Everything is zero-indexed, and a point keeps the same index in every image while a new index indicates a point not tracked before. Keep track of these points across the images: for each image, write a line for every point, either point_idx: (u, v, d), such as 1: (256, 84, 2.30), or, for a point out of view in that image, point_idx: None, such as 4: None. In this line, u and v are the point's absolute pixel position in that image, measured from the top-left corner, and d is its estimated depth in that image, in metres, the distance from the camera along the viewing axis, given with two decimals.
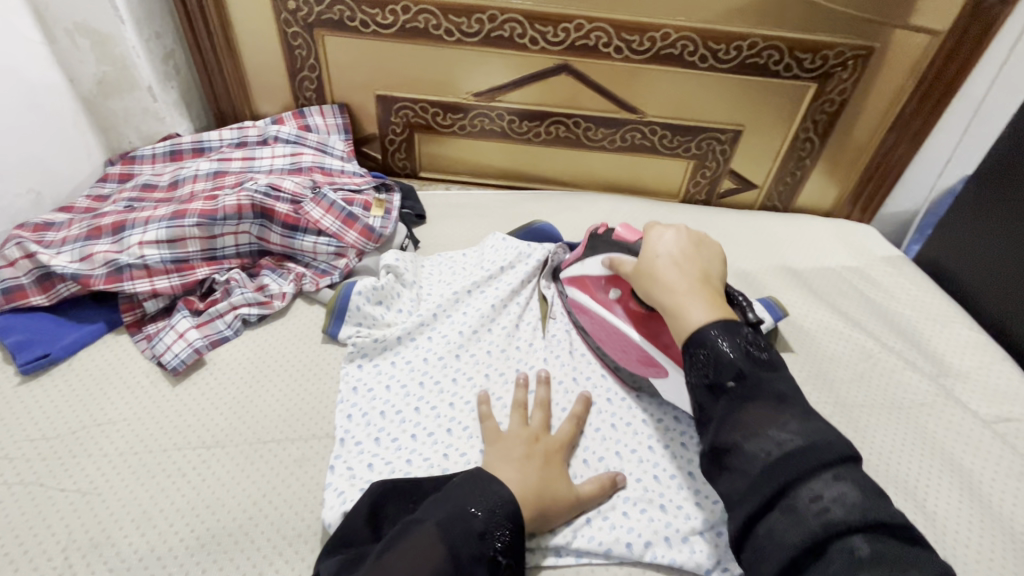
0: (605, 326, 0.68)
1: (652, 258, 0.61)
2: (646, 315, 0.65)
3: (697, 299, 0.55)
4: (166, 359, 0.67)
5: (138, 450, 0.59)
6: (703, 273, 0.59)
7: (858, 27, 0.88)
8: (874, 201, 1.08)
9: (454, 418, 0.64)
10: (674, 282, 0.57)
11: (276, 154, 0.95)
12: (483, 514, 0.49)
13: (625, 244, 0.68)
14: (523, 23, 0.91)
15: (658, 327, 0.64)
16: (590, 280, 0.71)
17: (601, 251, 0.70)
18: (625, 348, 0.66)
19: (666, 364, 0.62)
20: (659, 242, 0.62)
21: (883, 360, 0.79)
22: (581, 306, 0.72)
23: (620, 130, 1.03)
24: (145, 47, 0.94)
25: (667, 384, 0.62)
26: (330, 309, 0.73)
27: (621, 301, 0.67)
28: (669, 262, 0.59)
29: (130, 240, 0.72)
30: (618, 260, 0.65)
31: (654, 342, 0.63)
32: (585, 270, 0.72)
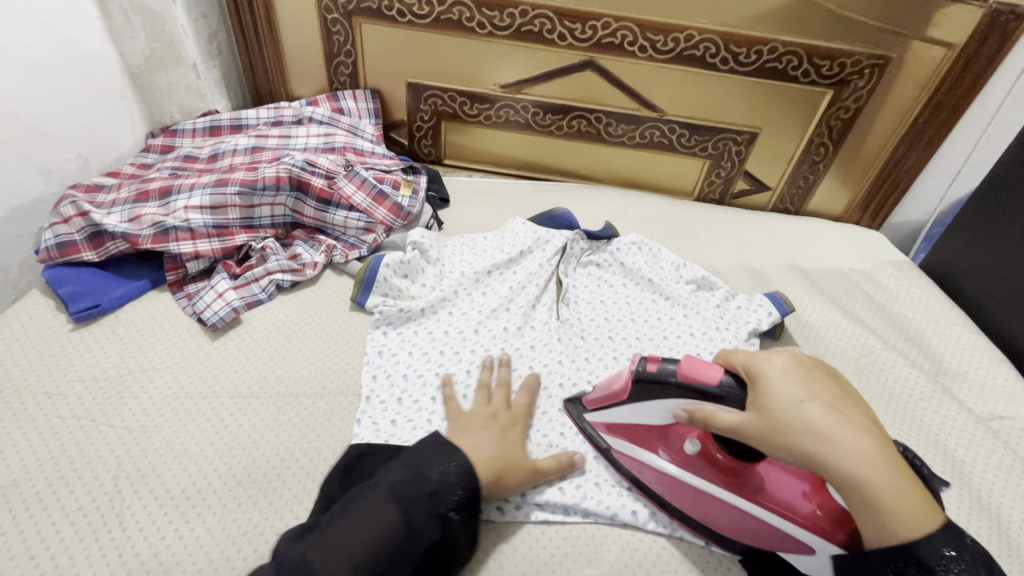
0: (688, 490, 0.57)
1: (800, 412, 0.47)
2: (734, 470, 0.56)
3: (899, 483, 0.44)
4: (206, 316, 0.71)
5: (179, 395, 0.63)
6: (868, 423, 0.48)
7: (876, 37, 0.91)
8: (884, 208, 1.11)
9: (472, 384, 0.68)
10: (862, 464, 0.44)
11: (310, 134, 0.99)
12: (437, 477, 0.52)
13: (700, 385, 0.52)
14: (552, 19, 0.95)
15: (745, 477, 0.56)
16: (645, 429, 0.60)
17: (653, 392, 0.56)
18: (719, 512, 0.56)
19: (792, 532, 0.52)
20: (784, 390, 0.49)
21: (884, 357, 0.82)
22: (638, 463, 0.60)
23: (640, 127, 1.07)
24: (192, 26, 0.99)
25: (806, 557, 0.52)
26: (358, 280, 0.77)
27: (699, 454, 0.57)
28: (826, 416, 0.47)
29: (176, 204, 0.77)
30: (707, 411, 0.52)
31: (760, 502, 0.54)
32: (635, 419, 0.60)
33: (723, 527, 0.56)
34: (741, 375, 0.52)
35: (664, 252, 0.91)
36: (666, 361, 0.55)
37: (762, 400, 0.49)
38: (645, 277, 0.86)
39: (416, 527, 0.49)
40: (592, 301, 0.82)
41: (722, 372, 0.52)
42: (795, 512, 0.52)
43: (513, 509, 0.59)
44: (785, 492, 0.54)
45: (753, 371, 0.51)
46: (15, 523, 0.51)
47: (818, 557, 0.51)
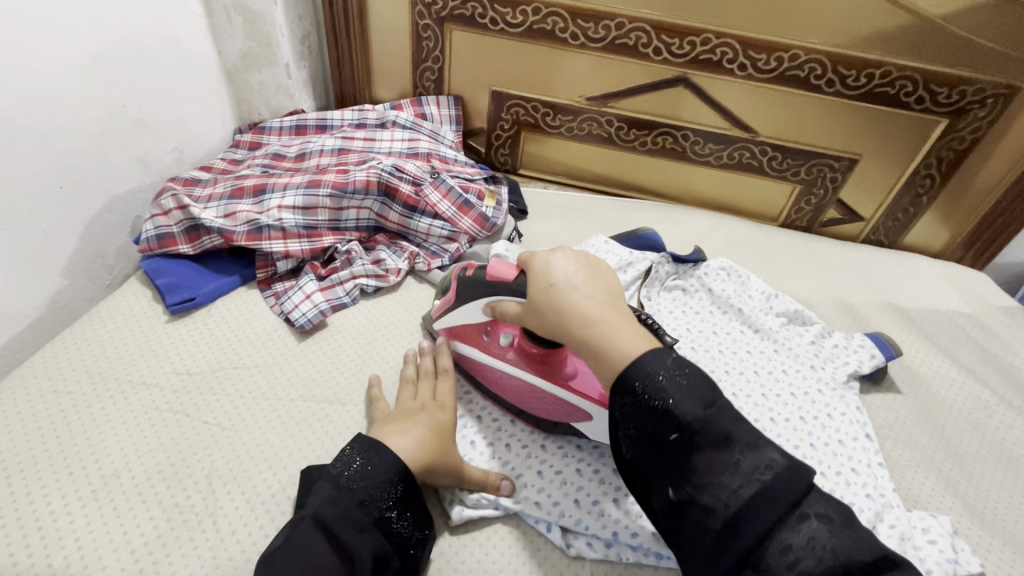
0: (506, 377, 0.65)
1: (549, 290, 0.55)
2: (541, 358, 0.62)
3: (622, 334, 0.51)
4: (294, 317, 0.71)
5: (269, 396, 0.63)
6: (613, 299, 0.54)
7: (1003, 65, 0.84)
8: (992, 246, 1.03)
9: None
10: (587, 311, 0.52)
11: (394, 138, 0.99)
12: (357, 480, 0.49)
13: (499, 281, 0.60)
14: (649, 33, 0.92)
15: (551, 364, 0.62)
16: (473, 329, 0.67)
17: (473, 295, 0.64)
18: (522, 390, 0.64)
19: (578, 405, 0.59)
20: (557, 269, 0.56)
21: (1000, 414, 0.75)
22: (471, 360, 0.68)
23: (729, 148, 1.02)
24: (289, 27, 1.01)
25: (589, 424, 0.60)
26: (442, 289, 0.76)
27: (513, 346, 0.64)
28: (568, 287, 0.54)
29: (270, 203, 0.78)
30: (501, 301, 0.60)
31: (557, 382, 0.61)
32: (464, 317, 0.67)
33: (530, 405, 0.64)
34: (524, 270, 0.59)
35: (754, 280, 0.85)
36: (482, 270, 0.63)
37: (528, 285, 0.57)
38: (734, 306, 0.81)
39: (352, 540, 0.46)
40: (678, 329, 0.78)
41: (516, 271, 0.59)
42: (583, 391, 0.59)
43: (602, 547, 0.55)
44: (580, 375, 0.61)
45: (529, 262, 0.58)
46: (115, 515, 0.52)
47: (593, 421, 0.59)
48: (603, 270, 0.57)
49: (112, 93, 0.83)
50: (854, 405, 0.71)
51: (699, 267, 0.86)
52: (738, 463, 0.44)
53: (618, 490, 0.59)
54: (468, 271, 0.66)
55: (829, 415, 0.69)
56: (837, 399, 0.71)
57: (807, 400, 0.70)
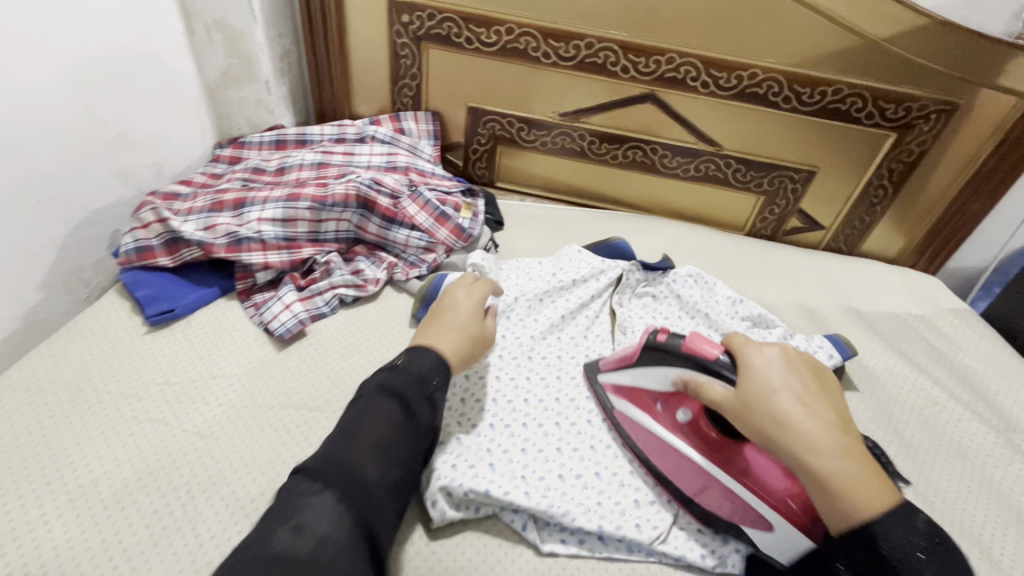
0: (671, 454, 0.62)
1: (773, 395, 0.52)
2: (721, 445, 0.60)
3: (841, 462, 0.49)
4: (274, 327, 0.73)
5: (248, 404, 0.64)
6: (837, 420, 0.52)
7: (944, 83, 0.90)
8: (943, 252, 1.09)
9: (529, 413, 0.69)
10: (812, 431, 0.50)
11: (373, 152, 1.02)
12: (408, 365, 0.58)
13: (697, 358, 0.57)
14: (617, 52, 0.96)
15: (731, 455, 0.59)
16: (647, 396, 0.65)
17: (659, 364, 0.61)
18: (688, 474, 0.60)
19: (765, 512, 0.55)
20: (769, 368, 0.54)
21: (950, 410, 0.79)
22: (635, 425, 0.65)
23: (695, 160, 1.07)
24: (269, 44, 1.03)
25: (767, 534, 0.56)
26: (420, 296, 0.78)
27: (689, 424, 0.62)
28: (795, 402, 0.52)
29: (250, 216, 0.80)
30: (698, 381, 0.57)
31: (732, 475, 0.58)
32: (638, 382, 0.65)
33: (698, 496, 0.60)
34: (734, 356, 0.56)
35: (720, 286, 0.89)
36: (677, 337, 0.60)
37: (745, 378, 0.54)
38: (701, 311, 0.85)
39: (413, 406, 0.56)
40: None
41: (722, 351, 0.57)
42: (770, 492, 0.56)
43: (577, 544, 0.59)
44: (761, 473, 0.57)
45: (740, 351, 0.56)
46: (94, 523, 0.52)
47: (776, 534, 0.55)
48: (820, 381, 0.56)
49: (93, 109, 0.84)
50: None
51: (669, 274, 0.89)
52: None
53: (600, 493, 0.62)
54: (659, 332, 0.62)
55: None
56: None
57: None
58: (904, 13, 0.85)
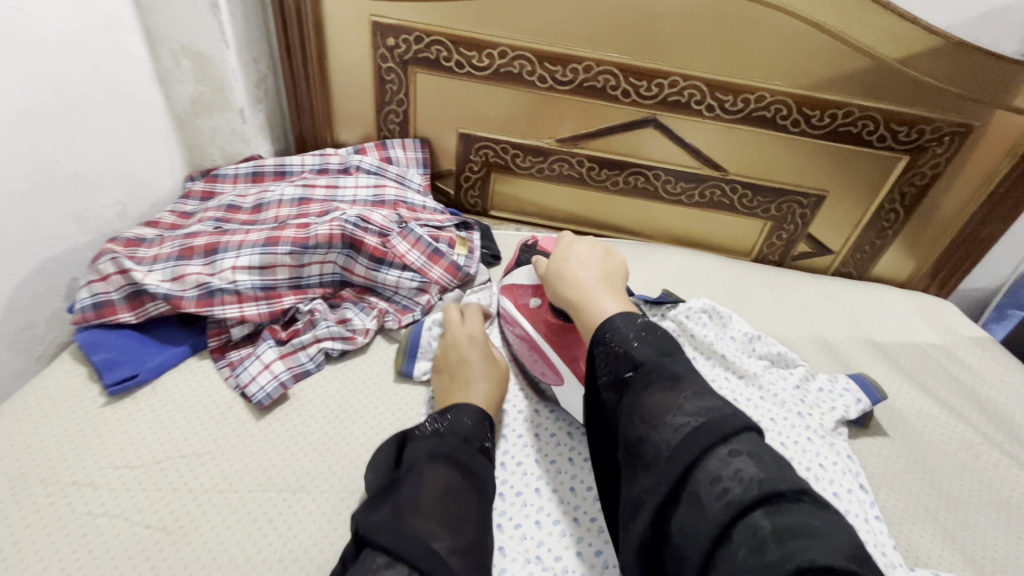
0: (521, 333, 0.73)
1: (564, 265, 0.68)
2: (562, 330, 0.70)
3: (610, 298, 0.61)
4: (251, 391, 0.65)
5: (225, 490, 0.57)
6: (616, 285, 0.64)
7: (958, 104, 0.87)
8: (956, 275, 1.05)
9: (541, 476, 0.63)
10: (584, 279, 0.64)
11: (359, 184, 0.94)
12: (457, 424, 0.55)
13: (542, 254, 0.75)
14: (617, 76, 0.91)
15: (568, 339, 0.69)
16: (518, 289, 0.76)
17: (531, 264, 0.77)
18: (530, 348, 0.72)
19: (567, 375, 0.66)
20: (574, 250, 0.70)
21: (986, 454, 0.74)
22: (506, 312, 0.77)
23: (700, 186, 1.02)
24: (243, 71, 0.95)
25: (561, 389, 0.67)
26: (401, 347, 0.72)
27: (538, 310, 0.73)
28: (577, 266, 0.67)
29: (223, 263, 0.71)
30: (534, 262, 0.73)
31: (562, 354, 0.68)
32: (514, 280, 0.78)
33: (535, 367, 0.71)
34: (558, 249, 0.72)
35: (735, 320, 0.83)
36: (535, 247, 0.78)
37: (554, 259, 0.70)
38: (720, 353, 0.77)
39: (474, 466, 0.52)
40: None
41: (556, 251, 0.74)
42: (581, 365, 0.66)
43: None
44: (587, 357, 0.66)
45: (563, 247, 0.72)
46: None
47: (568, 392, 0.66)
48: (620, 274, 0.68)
49: (45, 150, 0.76)
50: (845, 453, 0.70)
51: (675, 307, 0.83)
52: (680, 403, 0.45)
53: None
54: (530, 241, 0.87)
55: (820, 467, 0.66)
56: (827, 447, 0.69)
57: (796, 452, 0.66)
58: (919, 33, 0.81)
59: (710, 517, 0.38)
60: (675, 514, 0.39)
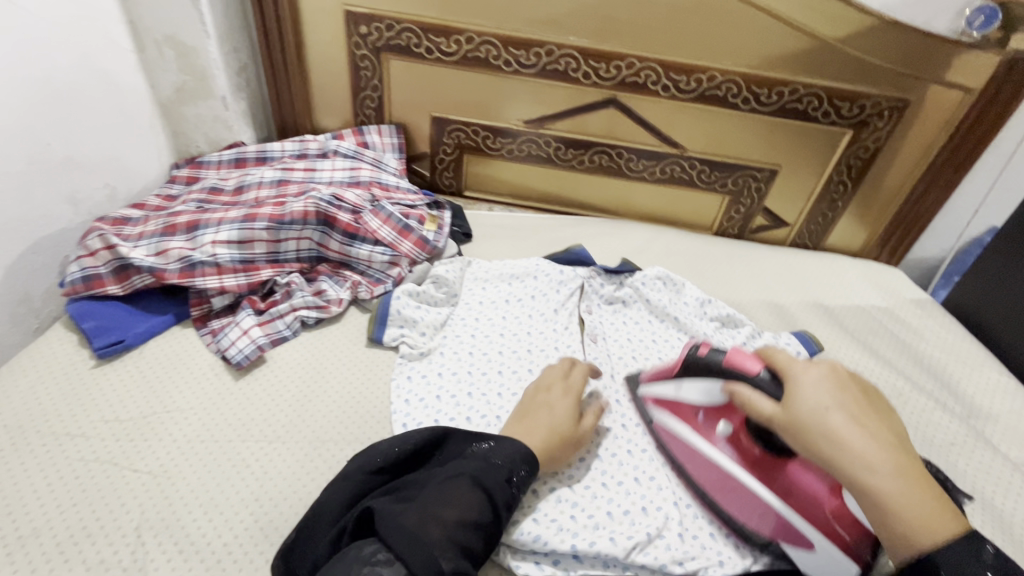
0: (705, 462, 0.62)
1: (821, 414, 0.50)
2: (766, 462, 0.59)
3: (900, 483, 0.47)
4: (231, 354, 0.70)
5: (204, 438, 0.62)
6: (897, 439, 0.50)
7: (894, 80, 0.93)
8: (903, 244, 1.11)
9: (502, 406, 0.68)
10: (867, 452, 0.48)
11: (335, 167, 1.00)
12: (502, 456, 0.55)
13: (738, 372, 0.57)
14: (578, 59, 0.97)
15: (773, 471, 0.59)
16: (689, 407, 0.64)
17: (708, 376, 0.61)
18: (723, 482, 0.60)
19: (805, 528, 0.55)
20: (807, 384, 0.52)
21: (915, 400, 0.81)
22: (679, 439, 0.64)
23: (661, 163, 1.08)
24: (224, 60, 1.00)
25: (806, 553, 0.55)
26: (373, 316, 0.77)
27: (730, 438, 0.61)
28: (848, 422, 0.49)
29: (204, 239, 0.77)
30: (744, 396, 0.55)
31: (772, 488, 0.58)
32: (681, 395, 0.64)
33: (728, 501, 0.60)
34: (776, 370, 0.55)
35: (688, 287, 0.89)
36: (716, 351, 0.60)
37: (789, 393, 0.52)
38: (672, 316, 0.84)
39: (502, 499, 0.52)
40: (620, 339, 0.81)
41: (767, 370, 0.55)
42: (813, 507, 0.56)
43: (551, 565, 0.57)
44: (808, 492, 0.57)
45: (785, 367, 0.54)
46: None
47: (817, 552, 0.54)
48: (871, 400, 0.53)
49: (35, 133, 0.80)
50: None
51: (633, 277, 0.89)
52: None
53: (573, 506, 0.60)
54: (700, 344, 0.62)
55: None
56: None
57: None
58: (854, 14, 0.87)
59: None
60: None
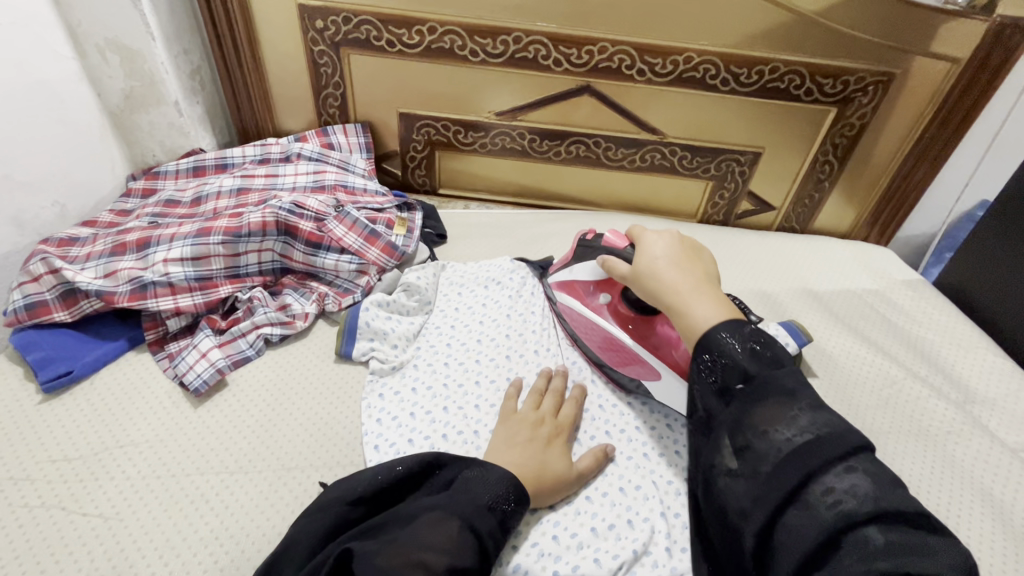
0: (592, 327, 0.72)
1: (652, 259, 0.62)
2: (638, 321, 0.69)
3: (703, 296, 0.57)
4: (188, 379, 0.66)
5: (162, 474, 0.58)
6: (704, 277, 0.60)
7: (879, 54, 0.89)
8: (893, 223, 1.08)
9: (480, 420, 0.65)
10: (673, 282, 0.59)
11: (298, 172, 0.95)
12: (491, 493, 0.52)
13: (613, 249, 0.68)
14: (547, 45, 0.92)
15: (645, 330, 0.69)
16: (580, 284, 0.74)
17: (593, 256, 0.72)
18: (603, 342, 0.71)
19: (656, 365, 0.65)
20: (653, 244, 0.64)
21: (908, 387, 0.78)
22: (570, 311, 0.75)
23: (640, 151, 1.04)
24: (174, 63, 0.95)
25: (656, 383, 0.66)
26: (341, 330, 0.73)
27: (610, 306, 0.71)
28: (670, 264, 0.61)
29: (155, 257, 0.72)
30: (608, 262, 0.67)
31: (641, 342, 0.68)
32: (574, 275, 0.74)
33: (605, 356, 0.71)
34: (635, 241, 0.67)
35: None
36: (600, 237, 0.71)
37: (637, 251, 0.64)
38: None
39: (486, 537, 0.50)
40: None
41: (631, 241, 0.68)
42: (668, 354, 0.66)
43: None
44: (668, 343, 0.67)
45: (639, 237, 0.66)
46: None
47: (662, 381, 0.65)
48: (699, 256, 0.64)
49: None
50: None
51: None
52: (793, 414, 0.47)
53: (556, 526, 0.57)
54: (592, 234, 0.74)
55: None
56: None
57: None
58: None
59: (819, 521, 0.42)
60: (784, 513, 0.44)
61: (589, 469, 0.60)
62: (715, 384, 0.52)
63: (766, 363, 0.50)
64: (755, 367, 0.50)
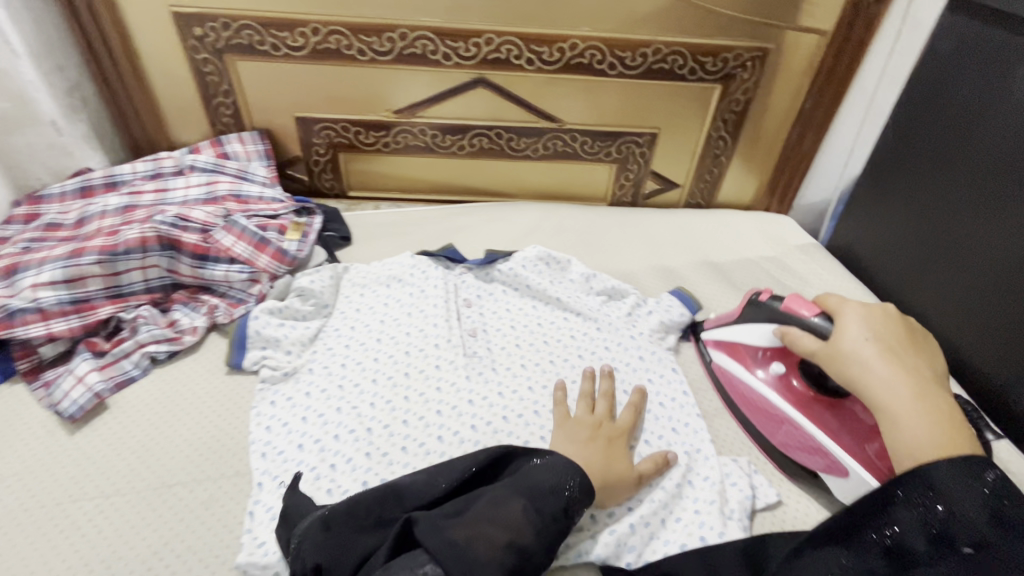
0: (762, 401, 0.69)
1: (859, 348, 0.57)
2: (815, 399, 0.66)
3: (923, 412, 0.52)
4: (62, 407, 0.64)
5: (32, 506, 0.56)
6: (928, 374, 0.56)
7: (751, 30, 0.93)
8: (789, 190, 1.13)
9: (374, 417, 0.64)
10: (891, 380, 0.54)
11: (190, 185, 0.92)
12: (561, 481, 0.52)
13: (792, 315, 0.64)
14: (434, 40, 0.92)
15: (825, 408, 0.66)
16: (745, 348, 0.72)
17: (764, 320, 0.69)
18: (770, 415, 0.68)
19: (840, 458, 0.62)
20: (854, 325, 0.59)
21: None
22: (731, 376, 0.73)
23: (542, 139, 1.05)
24: (46, 80, 0.89)
25: (841, 480, 0.62)
26: (231, 341, 0.72)
27: (782, 377, 0.69)
28: (881, 355, 0.56)
29: (24, 283, 0.69)
30: (790, 332, 0.64)
31: (818, 423, 0.65)
32: (738, 337, 0.73)
33: (770, 432, 0.68)
34: (829, 314, 0.62)
35: (574, 264, 0.88)
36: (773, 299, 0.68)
37: (838, 330, 0.60)
38: (552, 296, 0.82)
39: (547, 524, 0.50)
40: (502, 327, 0.77)
41: (821, 313, 0.63)
42: (850, 444, 0.62)
43: None
44: (851, 431, 0.63)
45: (835, 308, 0.62)
46: None
47: (849, 480, 0.61)
48: (915, 342, 0.59)
49: None
50: (671, 366, 0.76)
51: (503, 263, 0.86)
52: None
53: None
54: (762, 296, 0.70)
55: (632, 369, 0.73)
56: (654, 361, 0.75)
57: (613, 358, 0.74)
58: None
59: None
60: None
61: (649, 472, 0.59)
62: (929, 524, 0.45)
63: (999, 527, 0.44)
64: (991, 534, 0.44)
